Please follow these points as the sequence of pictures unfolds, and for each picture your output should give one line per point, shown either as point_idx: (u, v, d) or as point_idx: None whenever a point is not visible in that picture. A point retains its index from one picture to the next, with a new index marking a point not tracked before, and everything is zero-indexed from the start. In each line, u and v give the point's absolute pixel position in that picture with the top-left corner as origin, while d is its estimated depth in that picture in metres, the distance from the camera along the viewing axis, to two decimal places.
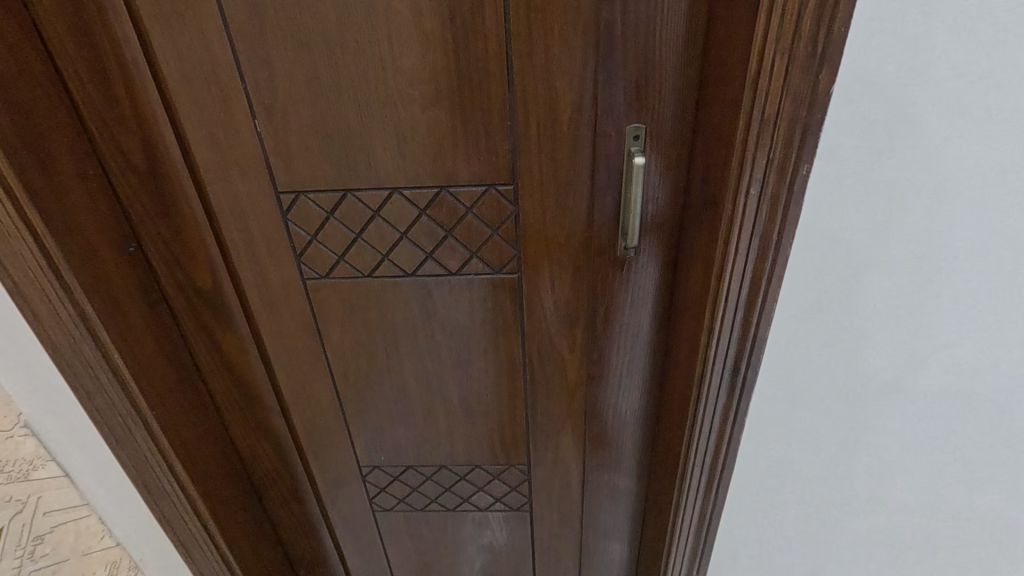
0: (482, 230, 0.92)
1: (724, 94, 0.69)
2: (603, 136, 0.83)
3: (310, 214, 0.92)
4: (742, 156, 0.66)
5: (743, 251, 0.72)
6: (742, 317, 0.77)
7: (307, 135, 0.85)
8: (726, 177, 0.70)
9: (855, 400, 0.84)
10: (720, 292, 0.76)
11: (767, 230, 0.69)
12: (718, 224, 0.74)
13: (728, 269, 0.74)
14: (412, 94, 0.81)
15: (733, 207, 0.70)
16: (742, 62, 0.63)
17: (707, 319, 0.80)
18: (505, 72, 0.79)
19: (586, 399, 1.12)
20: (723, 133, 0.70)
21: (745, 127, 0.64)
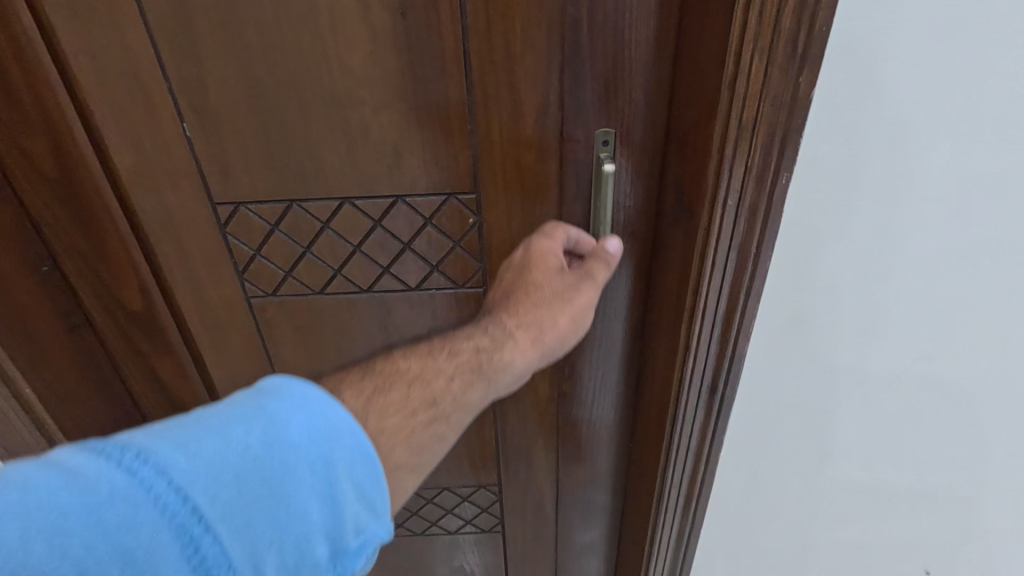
0: (444, 242, 0.86)
1: (697, 98, 0.64)
2: (571, 141, 0.78)
3: (253, 227, 0.84)
4: (718, 165, 0.61)
5: (721, 265, 0.67)
6: (720, 333, 0.73)
7: (246, 141, 0.77)
8: (700, 186, 0.65)
9: (832, 413, 0.82)
10: (696, 308, 0.72)
11: (745, 242, 0.65)
12: (692, 236, 0.69)
13: (705, 284, 0.69)
14: (363, 96, 0.74)
15: (709, 218, 0.65)
16: (715, 63, 0.58)
17: (683, 336, 0.75)
18: (464, 71, 0.73)
19: (558, 417, 1.07)
20: (696, 138, 0.65)
21: (721, 133, 0.59)
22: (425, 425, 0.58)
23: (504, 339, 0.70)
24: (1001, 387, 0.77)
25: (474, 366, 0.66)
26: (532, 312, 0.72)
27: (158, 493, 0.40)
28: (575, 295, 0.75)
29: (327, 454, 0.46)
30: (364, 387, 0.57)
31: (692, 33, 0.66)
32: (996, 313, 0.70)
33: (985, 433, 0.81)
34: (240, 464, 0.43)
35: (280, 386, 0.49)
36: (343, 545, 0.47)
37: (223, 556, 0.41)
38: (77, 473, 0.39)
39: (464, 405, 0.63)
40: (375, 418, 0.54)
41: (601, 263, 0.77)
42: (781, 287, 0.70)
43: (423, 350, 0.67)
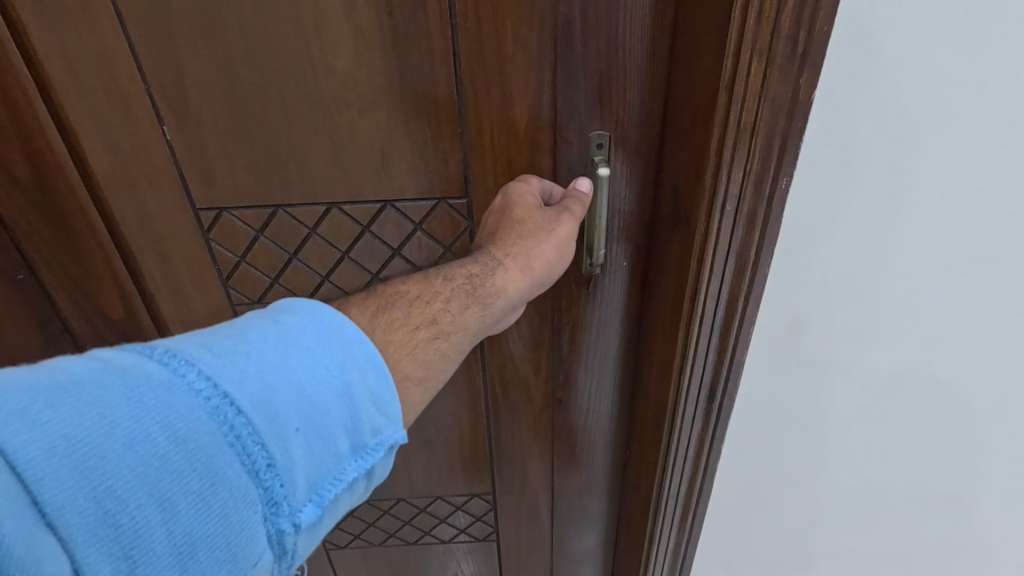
0: (434, 247, 0.83)
1: (693, 99, 0.62)
2: (564, 143, 0.75)
3: (236, 232, 0.81)
4: (715, 169, 0.59)
5: (718, 272, 0.65)
6: (717, 341, 0.71)
7: (228, 144, 0.74)
8: (696, 191, 0.63)
9: (832, 420, 0.80)
10: (693, 316, 0.70)
11: (743, 248, 0.63)
12: (687, 242, 0.67)
13: (703, 292, 0.67)
14: (349, 97, 0.72)
15: (706, 224, 0.63)
16: (711, 63, 0.56)
17: (680, 344, 0.73)
18: (453, 72, 0.70)
19: (552, 424, 1.04)
20: (692, 142, 0.64)
21: (718, 136, 0.57)
22: (428, 341, 0.59)
23: (493, 266, 0.68)
24: (1003, 393, 0.75)
25: (468, 290, 0.65)
26: (516, 244, 0.69)
27: (193, 379, 0.43)
28: (555, 224, 0.70)
29: (342, 357, 0.50)
30: (370, 304, 0.59)
31: (688, 32, 0.64)
32: (998, 319, 0.68)
33: (986, 440, 0.80)
34: (263, 361, 0.47)
35: (291, 305, 0.52)
36: (361, 441, 0.50)
37: (257, 435, 0.44)
38: (117, 364, 0.42)
39: (464, 324, 0.63)
40: (381, 331, 0.57)
41: (574, 199, 0.73)
42: (779, 293, 0.69)
43: (420, 275, 0.66)
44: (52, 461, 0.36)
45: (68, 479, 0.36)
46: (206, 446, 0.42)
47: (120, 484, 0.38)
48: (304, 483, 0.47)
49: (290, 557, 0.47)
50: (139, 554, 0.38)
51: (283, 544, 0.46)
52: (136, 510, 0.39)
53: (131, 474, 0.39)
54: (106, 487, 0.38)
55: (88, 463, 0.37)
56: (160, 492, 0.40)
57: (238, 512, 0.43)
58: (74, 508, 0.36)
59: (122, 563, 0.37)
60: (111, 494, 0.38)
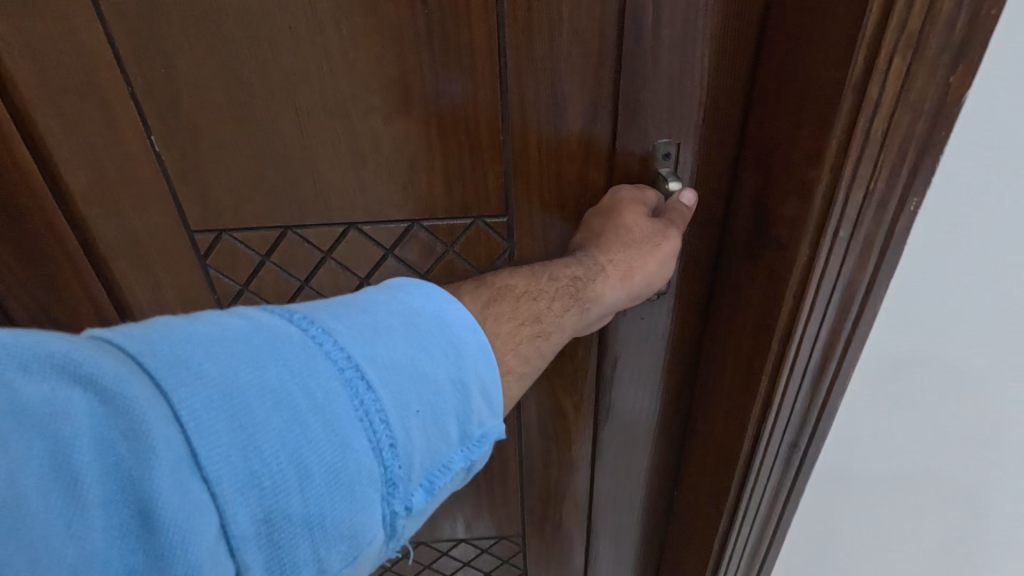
0: (467, 271, 0.72)
1: (795, 101, 0.52)
2: (624, 154, 0.64)
3: (239, 258, 0.70)
4: (831, 188, 0.49)
5: (819, 308, 0.55)
6: (809, 384, 0.61)
7: (229, 155, 0.63)
8: (797, 212, 0.53)
9: (943, 488, 0.66)
10: (784, 357, 0.60)
11: (853, 281, 0.53)
12: (779, 273, 0.57)
13: (799, 329, 0.57)
14: (372, 100, 0.60)
15: (811, 254, 0.53)
16: (831, 61, 0.46)
17: (762, 387, 0.63)
18: (497, 70, 0.59)
19: (593, 466, 0.93)
20: (790, 152, 0.53)
21: (836, 149, 0.47)
22: (530, 339, 0.52)
23: (595, 270, 0.59)
24: None
25: (571, 291, 0.57)
26: (622, 252, 0.60)
27: (329, 349, 0.40)
28: (659, 235, 0.60)
29: (459, 343, 0.45)
30: (484, 295, 0.53)
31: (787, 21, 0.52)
32: None
33: None
34: (392, 336, 0.42)
35: (413, 284, 0.48)
36: (469, 431, 0.45)
37: (384, 413, 0.39)
38: (260, 323, 0.40)
39: (564, 326, 0.56)
40: (493, 326, 0.50)
41: (675, 212, 0.62)
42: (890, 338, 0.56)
43: (523, 268, 0.59)
44: (208, 412, 0.34)
45: (223, 431, 0.34)
46: (339, 417, 0.38)
47: (265, 444, 0.35)
48: (420, 466, 0.42)
49: (399, 538, 0.42)
50: (275, 518, 0.34)
51: (395, 527, 0.41)
52: (276, 473, 0.35)
53: (274, 435, 0.35)
54: (254, 445, 0.35)
55: (239, 421, 0.35)
56: (299, 458, 0.36)
57: (361, 492, 0.38)
58: (225, 462, 0.33)
59: (261, 524, 0.34)
60: (257, 453, 0.34)
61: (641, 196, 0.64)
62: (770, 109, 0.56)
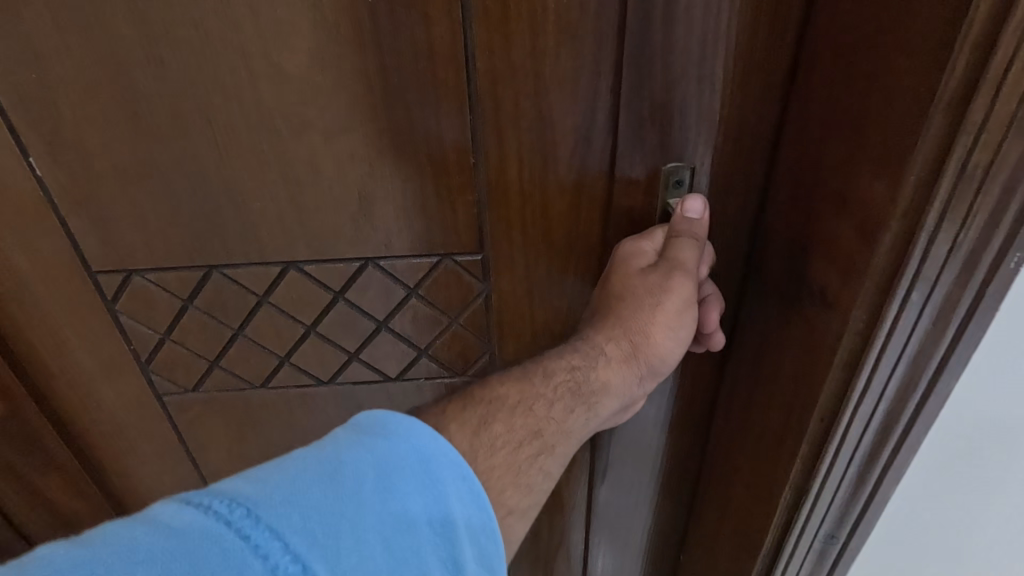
0: (435, 318, 0.60)
1: (854, 120, 0.39)
2: (625, 182, 0.51)
3: (155, 303, 0.57)
4: (902, 240, 0.37)
5: (876, 385, 0.43)
6: (856, 472, 0.49)
7: (131, 182, 0.51)
8: (849, 267, 0.40)
9: None
10: (827, 441, 0.47)
11: (920, 355, 0.41)
12: (821, 339, 0.45)
13: (848, 409, 0.45)
14: (307, 115, 0.48)
15: (869, 320, 0.41)
16: (912, 70, 0.34)
17: (795, 472, 0.51)
18: (463, 77, 0.47)
19: (590, 532, 0.80)
20: (844, 187, 0.41)
21: (912, 191, 0.35)
22: (531, 461, 0.41)
23: (596, 354, 0.46)
24: None
25: (573, 388, 0.45)
26: (626, 324, 0.47)
27: (274, 568, 0.29)
28: (665, 288, 0.46)
29: (449, 512, 0.34)
30: (471, 415, 0.41)
31: (841, 18, 0.40)
32: None
33: None
34: (363, 518, 0.32)
35: (385, 424, 0.36)
36: None
37: None
38: (175, 541, 0.28)
39: (570, 433, 0.44)
40: (484, 454, 0.39)
41: (686, 240, 0.48)
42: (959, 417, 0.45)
43: (513, 367, 0.46)
44: None
45: None
46: None
47: None
48: None
49: None
50: None
51: None
52: None
53: None
54: None
55: None
56: None
57: None
58: None
59: None
60: None
61: (636, 246, 0.50)
62: (816, 128, 0.43)
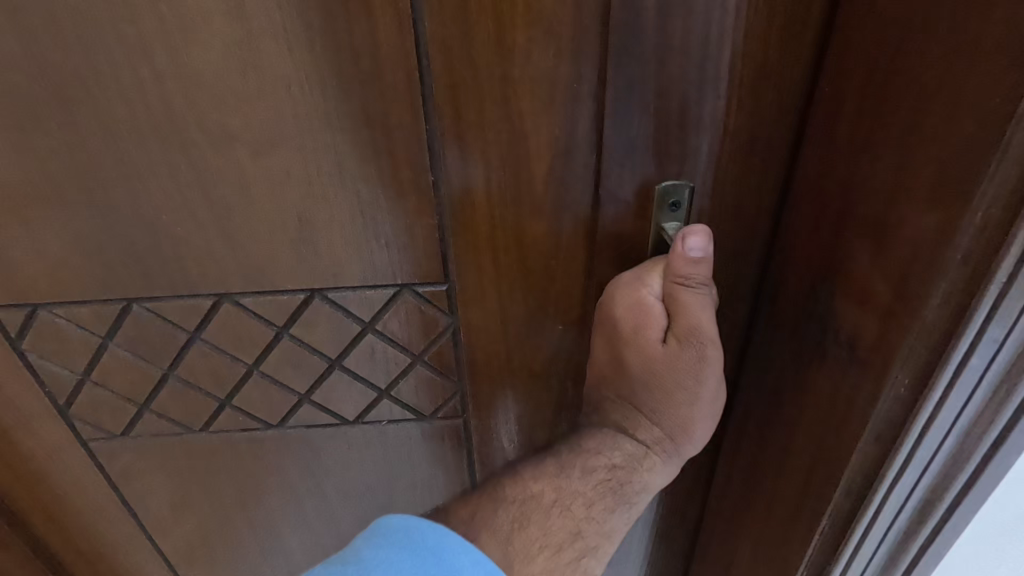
0: (398, 357, 0.52)
1: (899, 136, 0.32)
2: (613, 204, 0.44)
3: (69, 342, 0.49)
4: (960, 293, 0.29)
5: (917, 461, 0.35)
6: (885, 550, 0.41)
7: (25, 204, 0.42)
8: (888, 319, 0.33)
9: None
10: (854, 520, 0.40)
11: (975, 427, 0.33)
12: (848, 401, 0.37)
13: (884, 485, 0.37)
14: (230, 125, 0.40)
15: (911, 388, 0.33)
16: (988, 80, 0.26)
17: (813, 549, 0.43)
18: (417, 82, 0.39)
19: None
20: (884, 219, 0.33)
21: (978, 232, 0.28)
22: (574, 565, 0.41)
23: (638, 453, 0.44)
24: None
25: (613, 485, 0.43)
26: (668, 419, 0.44)
27: None
28: (699, 375, 0.42)
29: None
30: (502, 521, 0.40)
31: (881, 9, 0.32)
32: None
33: None
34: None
35: (401, 532, 0.37)
36: None
37: None
38: None
39: (612, 532, 0.43)
40: (521, 563, 0.39)
41: (692, 291, 0.40)
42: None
43: (547, 458, 0.44)
44: None
45: None
46: None
47: None
48: None
49: None
50: None
51: None
52: None
53: None
54: None
55: None
56: None
57: None
58: None
59: None
60: None
61: (635, 298, 0.42)
62: (845, 144, 0.36)
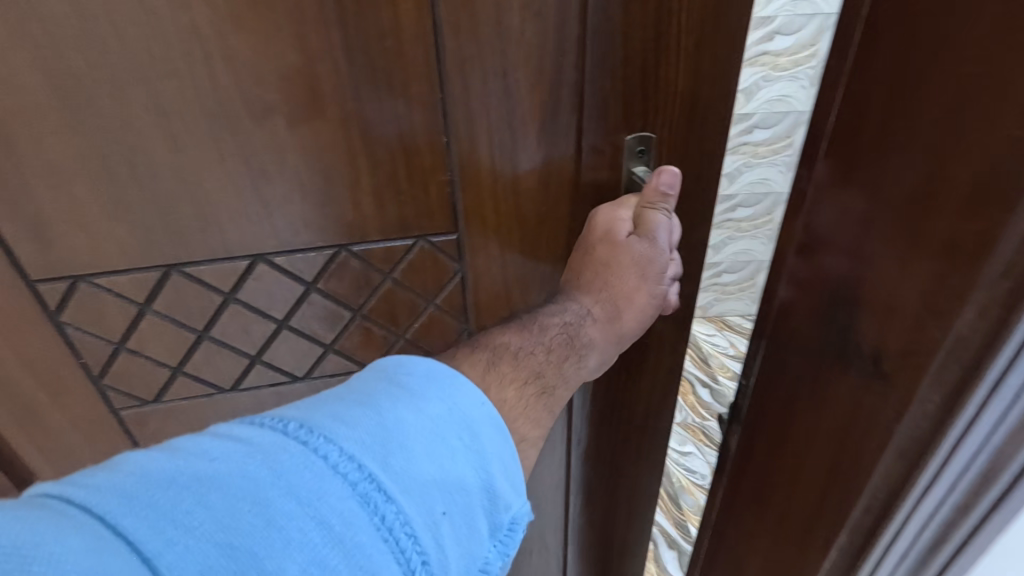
0: (413, 302, 0.60)
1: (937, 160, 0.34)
2: (591, 154, 0.54)
3: (108, 312, 0.54)
4: (998, 308, 0.32)
5: (944, 473, 0.39)
6: (914, 555, 0.45)
7: (73, 179, 0.47)
8: (918, 341, 0.36)
9: None
10: (876, 532, 0.44)
11: (1007, 445, 0.37)
12: (872, 413, 0.40)
13: (915, 500, 0.40)
14: (271, 100, 0.46)
15: (941, 405, 0.36)
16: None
17: (839, 550, 0.47)
18: (432, 58, 0.47)
19: (568, 507, 0.87)
20: (916, 239, 0.36)
21: (1018, 247, 0.30)
22: (536, 398, 0.46)
23: (583, 315, 0.54)
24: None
25: (565, 340, 0.52)
26: (609, 289, 0.55)
27: (338, 460, 0.32)
28: (649, 259, 0.54)
29: (470, 422, 0.39)
30: (479, 357, 0.46)
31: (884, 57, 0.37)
32: None
33: None
34: (401, 424, 0.36)
35: (410, 362, 0.40)
36: (495, 517, 0.38)
37: (410, 526, 0.32)
38: (252, 442, 0.32)
39: (565, 378, 0.50)
40: (496, 387, 0.43)
41: (658, 210, 0.54)
42: None
43: (512, 322, 0.53)
44: None
45: None
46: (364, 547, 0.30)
47: None
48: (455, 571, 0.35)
49: None
50: None
51: None
52: None
53: None
54: None
55: None
56: None
57: None
58: None
59: None
60: None
61: (611, 216, 0.55)
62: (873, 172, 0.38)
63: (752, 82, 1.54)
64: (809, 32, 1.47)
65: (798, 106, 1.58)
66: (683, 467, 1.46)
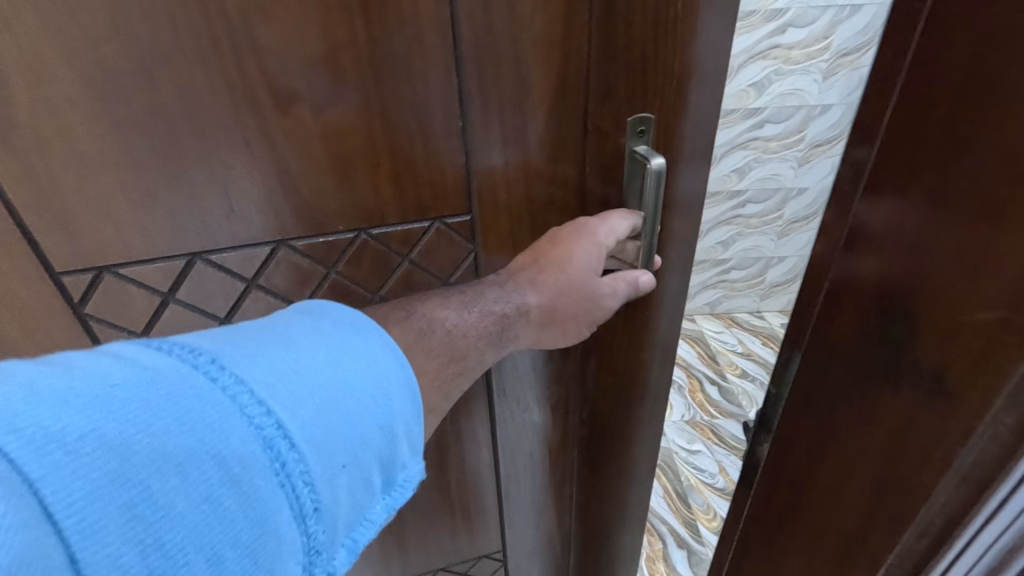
0: (429, 283, 0.62)
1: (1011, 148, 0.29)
2: (596, 134, 0.58)
3: (131, 301, 0.54)
4: None
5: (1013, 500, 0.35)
6: None
7: (98, 168, 0.47)
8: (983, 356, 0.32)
9: None
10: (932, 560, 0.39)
11: None
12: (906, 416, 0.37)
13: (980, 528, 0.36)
14: (296, 87, 0.48)
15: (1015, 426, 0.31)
16: None
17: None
18: (450, 44, 0.50)
19: (572, 479, 0.92)
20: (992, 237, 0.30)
21: None
22: (455, 377, 0.49)
23: (518, 312, 0.54)
24: None
25: (495, 330, 0.53)
26: (554, 307, 0.56)
27: (246, 403, 0.32)
28: (597, 305, 0.58)
29: (387, 384, 0.39)
30: (414, 326, 0.47)
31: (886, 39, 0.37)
32: None
33: None
34: (316, 373, 0.36)
35: (336, 312, 0.41)
36: (390, 474, 0.40)
37: (308, 474, 0.33)
38: (152, 369, 0.31)
39: (484, 361, 0.53)
40: (422, 355, 0.46)
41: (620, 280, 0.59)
42: None
43: (455, 293, 0.53)
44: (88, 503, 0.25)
45: (112, 525, 0.26)
46: (261, 488, 0.31)
47: (171, 530, 0.27)
48: (343, 522, 0.36)
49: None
50: None
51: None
52: (187, 557, 0.28)
53: (182, 517, 0.28)
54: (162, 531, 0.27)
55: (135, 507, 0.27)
56: (213, 539, 0.29)
57: (280, 567, 0.31)
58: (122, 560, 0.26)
59: None
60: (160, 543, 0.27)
61: (586, 247, 0.56)
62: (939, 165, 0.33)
63: (765, 75, 1.80)
64: (820, 26, 1.72)
65: (810, 101, 1.84)
66: (691, 466, 1.64)
